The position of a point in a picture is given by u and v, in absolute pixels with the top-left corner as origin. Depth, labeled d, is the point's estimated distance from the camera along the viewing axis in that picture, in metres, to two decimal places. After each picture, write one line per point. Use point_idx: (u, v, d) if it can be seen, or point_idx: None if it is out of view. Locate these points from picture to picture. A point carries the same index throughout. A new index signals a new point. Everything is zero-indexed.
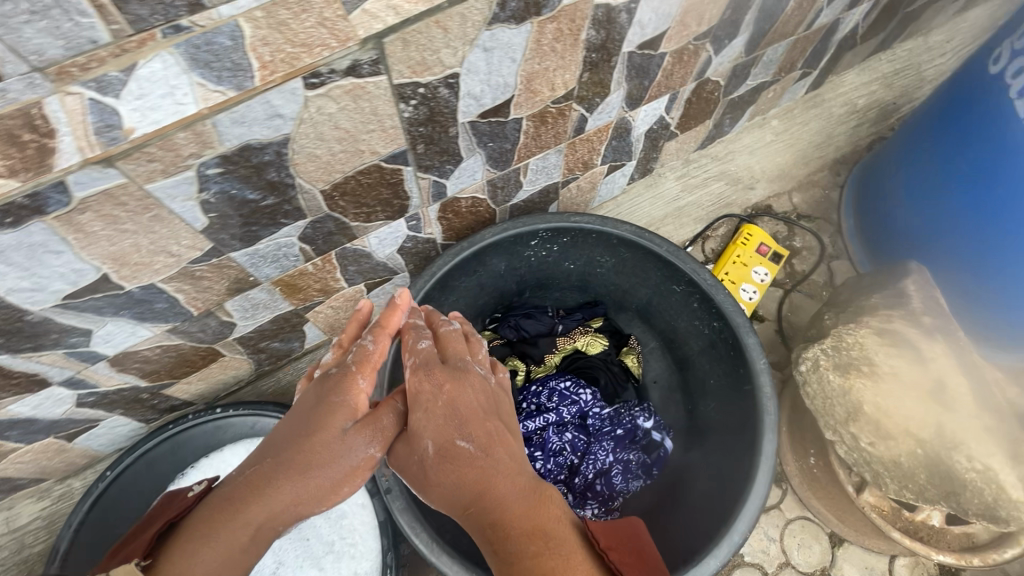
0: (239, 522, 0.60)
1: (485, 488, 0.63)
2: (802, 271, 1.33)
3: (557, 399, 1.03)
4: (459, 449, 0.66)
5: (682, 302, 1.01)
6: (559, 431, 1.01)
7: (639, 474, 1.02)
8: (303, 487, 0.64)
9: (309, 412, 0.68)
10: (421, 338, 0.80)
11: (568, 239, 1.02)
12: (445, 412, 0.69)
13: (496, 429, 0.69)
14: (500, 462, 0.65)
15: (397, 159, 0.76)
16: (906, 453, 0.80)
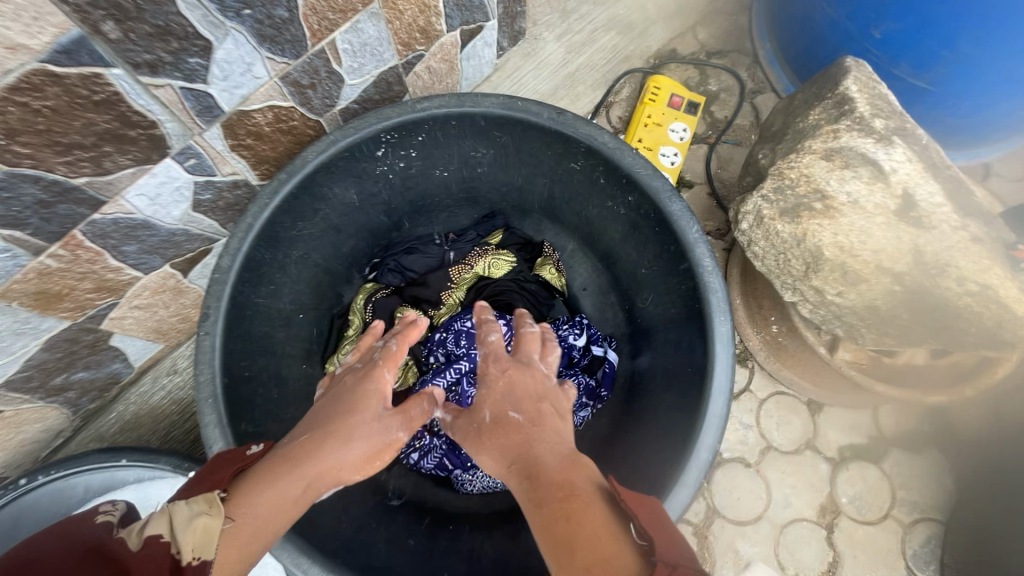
0: (293, 478, 0.51)
1: (529, 458, 0.49)
2: (725, 117, 1.13)
3: (466, 342, 0.83)
4: (508, 418, 0.55)
5: (587, 184, 0.79)
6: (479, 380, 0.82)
7: (583, 404, 0.85)
8: (349, 455, 0.54)
9: (355, 390, 0.60)
10: (492, 324, 0.74)
11: (425, 136, 0.76)
12: (502, 388, 0.60)
13: (552, 406, 0.57)
14: (556, 431, 0.53)
15: (78, 57, 0.48)
16: (882, 293, 0.65)
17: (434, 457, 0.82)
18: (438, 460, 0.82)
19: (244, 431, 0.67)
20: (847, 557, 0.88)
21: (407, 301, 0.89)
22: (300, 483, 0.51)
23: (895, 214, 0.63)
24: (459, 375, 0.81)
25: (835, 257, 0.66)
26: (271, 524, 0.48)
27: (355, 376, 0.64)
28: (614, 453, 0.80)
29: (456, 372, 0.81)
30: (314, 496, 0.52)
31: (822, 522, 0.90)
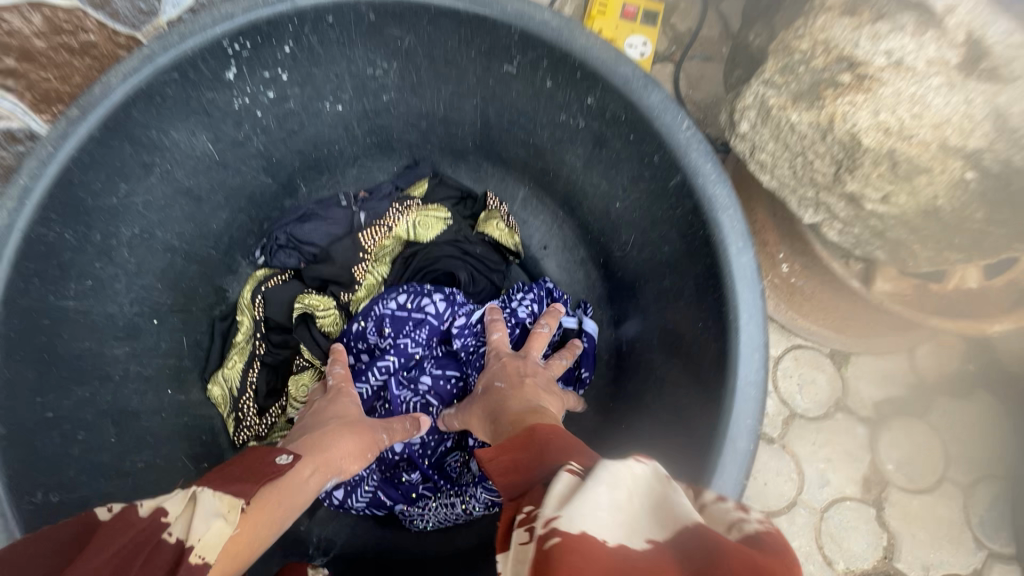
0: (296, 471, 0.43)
1: (495, 416, 0.46)
2: (688, 29, 0.94)
3: (391, 328, 0.62)
4: (494, 387, 0.51)
5: (528, 96, 0.58)
6: (412, 381, 0.62)
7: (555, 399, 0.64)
8: (341, 448, 0.48)
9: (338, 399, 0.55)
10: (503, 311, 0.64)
11: (296, 47, 0.54)
12: (494, 362, 0.55)
13: (541, 379, 0.52)
14: (538, 395, 0.48)
15: None
16: (947, 186, 0.47)
17: (368, 492, 0.60)
18: (373, 495, 0.60)
19: (46, 502, 0.44)
20: (904, 537, 0.71)
21: (311, 287, 0.66)
22: (314, 468, 0.44)
23: (958, 71, 0.45)
24: (387, 376, 0.61)
25: (880, 144, 0.48)
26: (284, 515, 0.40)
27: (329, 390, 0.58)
28: (608, 451, 0.60)
29: (381, 373, 0.61)
30: (319, 487, 0.45)
31: (867, 498, 0.72)
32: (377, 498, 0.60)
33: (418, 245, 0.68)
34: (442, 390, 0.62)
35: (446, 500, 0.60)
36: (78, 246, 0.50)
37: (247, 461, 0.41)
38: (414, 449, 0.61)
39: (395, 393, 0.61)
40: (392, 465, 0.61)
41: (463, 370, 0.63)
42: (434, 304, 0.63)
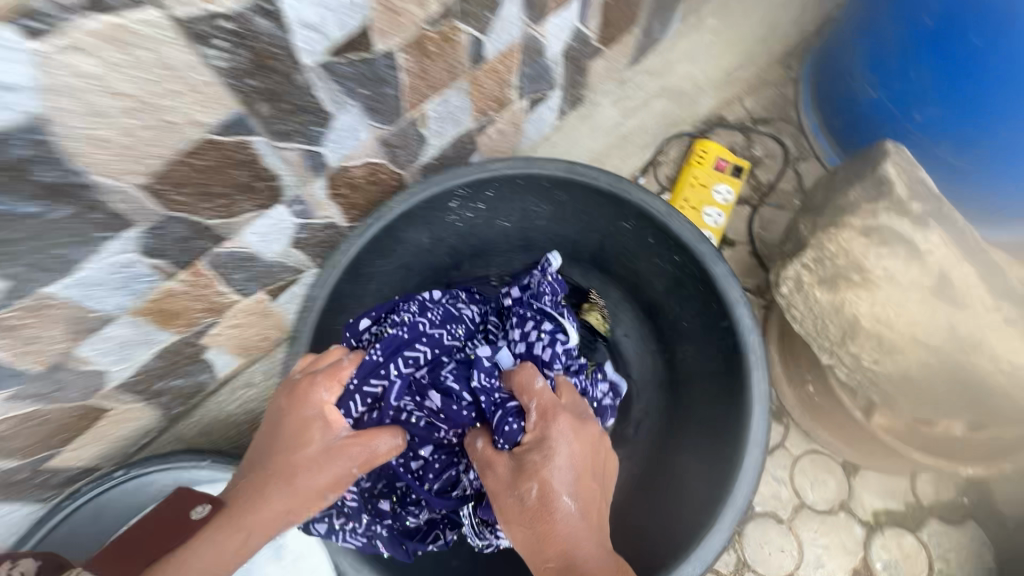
0: (234, 534, 0.63)
1: (568, 544, 0.62)
2: (768, 181, 1.21)
3: (435, 321, 0.84)
4: (561, 502, 0.64)
5: (636, 241, 0.88)
6: (421, 392, 0.80)
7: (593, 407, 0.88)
8: (291, 500, 0.65)
9: (292, 420, 0.68)
10: (535, 376, 0.76)
11: (494, 191, 0.87)
12: (561, 465, 0.66)
13: (594, 489, 0.67)
14: (594, 525, 0.64)
15: (237, 129, 0.59)
16: (917, 364, 0.72)
17: (358, 534, 0.81)
18: (369, 538, 0.82)
19: None
20: None
21: None
22: (246, 535, 0.64)
23: (933, 292, 0.71)
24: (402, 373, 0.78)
25: (872, 327, 0.73)
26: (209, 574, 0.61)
27: (293, 398, 0.69)
28: (654, 492, 0.86)
29: (402, 373, 0.78)
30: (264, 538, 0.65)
31: None
32: (372, 540, 0.82)
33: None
34: (450, 408, 0.80)
35: (468, 519, 0.85)
36: (350, 293, 0.84)
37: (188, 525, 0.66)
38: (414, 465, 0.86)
39: (397, 394, 0.77)
40: (384, 512, 0.85)
41: (491, 387, 0.79)
42: (464, 316, 0.90)
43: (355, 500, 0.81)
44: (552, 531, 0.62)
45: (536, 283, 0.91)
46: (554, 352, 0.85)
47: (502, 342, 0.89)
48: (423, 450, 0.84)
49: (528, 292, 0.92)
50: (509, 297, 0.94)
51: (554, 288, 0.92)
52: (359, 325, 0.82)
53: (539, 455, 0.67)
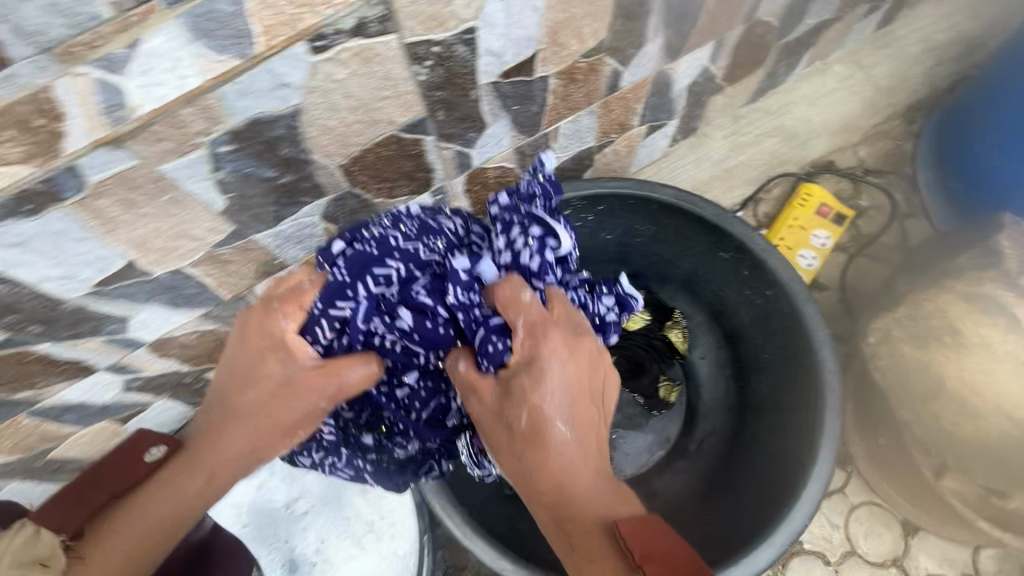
0: (200, 471, 0.70)
1: (563, 468, 0.65)
2: (870, 233, 1.21)
3: (415, 234, 0.76)
4: (555, 428, 0.66)
5: (730, 271, 0.96)
6: (392, 310, 0.73)
7: (594, 323, 0.85)
8: (254, 433, 0.69)
9: (244, 353, 0.67)
10: (522, 288, 0.72)
11: (605, 207, 0.96)
12: (552, 390, 0.66)
13: (591, 414, 0.69)
14: (582, 454, 0.67)
15: (416, 129, 0.72)
16: (998, 434, 0.77)
17: (346, 465, 0.89)
18: (359, 469, 0.90)
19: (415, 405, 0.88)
20: None
21: None
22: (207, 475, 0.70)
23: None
24: (373, 289, 0.72)
25: (958, 391, 0.78)
26: (176, 510, 0.69)
27: (250, 326, 0.68)
28: (712, 504, 0.96)
29: (370, 294, 0.72)
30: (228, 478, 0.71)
31: None
32: (361, 471, 0.90)
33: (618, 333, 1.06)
34: (424, 327, 0.74)
35: (464, 450, 0.83)
36: None
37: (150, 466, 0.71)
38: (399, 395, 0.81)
39: (365, 316, 0.71)
40: (369, 444, 0.87)
41: (469, 304, 0.73)
42: (445, 228, 0.79)
43: (332, 435, 0.86)
44: (547, 459, 0.65)
45: (526, 190, 0.78)
46: (543, 261, 0.76)
47: (484, 250, 0.78)
48: (409, 377, 0.78)
49: (518, 195, 0.78)
50: (495, 205, 0.78)
51: (546, 190, 0.78)
52: (332, 247, 0.72)
53: (529, 381, 0.67)
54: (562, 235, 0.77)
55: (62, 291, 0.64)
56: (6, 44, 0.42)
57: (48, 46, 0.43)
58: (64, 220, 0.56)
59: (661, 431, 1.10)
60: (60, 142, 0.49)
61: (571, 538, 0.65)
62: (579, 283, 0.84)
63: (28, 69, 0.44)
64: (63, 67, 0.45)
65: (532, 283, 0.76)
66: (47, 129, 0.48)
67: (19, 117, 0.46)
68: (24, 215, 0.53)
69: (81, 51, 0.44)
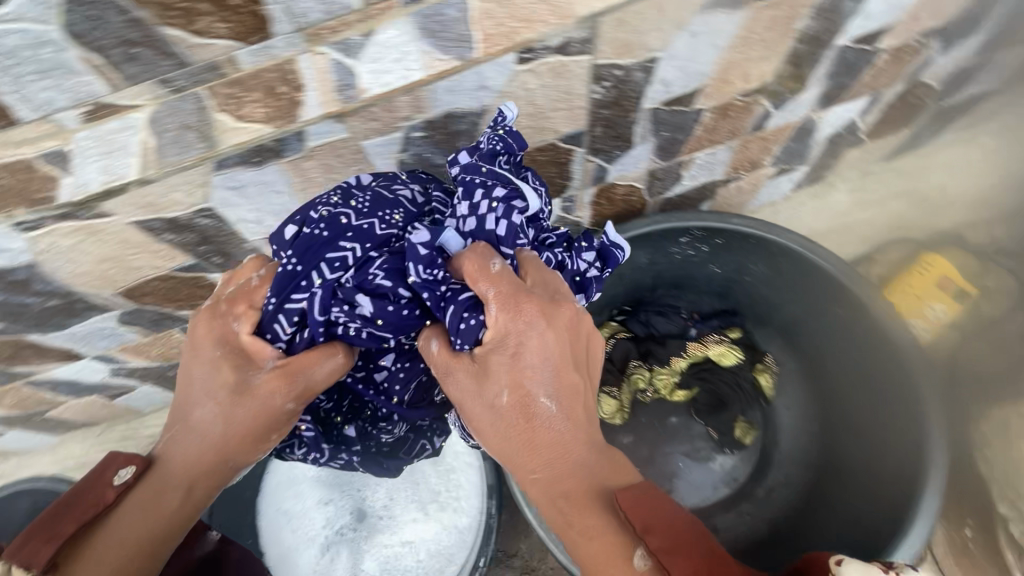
0: (173, 495, 0.61)
1: (552, 442, 0.61)
2: (989, 314, 1.10)
3: (366, 206, 0.64)
4: (540, 404, 0.60)
5: (841, 328, 0.96)
6: (349, 298, 0.62)
7: (574, 282, 0.73)
8: (221, 440, 0.62)
9: (202, 361, 0.62)
10: (488, 255, 0.61)
11: (723, 240, 0.98)
12: (536, 363, 0.60)
13: (578, 384, 0.63)
14: (571, 429, 0.61)
15: (572, 140, 0.77)
16: None
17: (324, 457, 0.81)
18: (346, 461, 0.85)
19: None
20: None
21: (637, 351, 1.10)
22: (179, 498, 0.61)
23: None
24: (326, 274, 0.61)
25: None
26: (147, 542, 0.58)
27: (205, 330, 0.63)
28: (786, 554, 0.99)
29: (326, 280, 0.61)
30: (203, 495, 0.63)
31: None
32: (351, 463, 0.85)
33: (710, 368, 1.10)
34: (387, 312, 0.63)
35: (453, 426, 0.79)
36: None
37: (92, 490, 0.59)
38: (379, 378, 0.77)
39: (322, 306, 0.61)
40: (354, 433, 0.83)
41: (435, 281, 0.62)
42: (402, 197, 0.66)
43: (311, 431, 0.78)
44: (534, 436, 0.61)
45: (487, 149, 0.64)
46: (511, 225, 0.63)
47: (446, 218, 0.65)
48: (385, 361, 0.76)
49: (479, 153, 0.64)
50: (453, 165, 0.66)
51: (510, 145, 0.65)
52: (285, 233, 0.63)
53: (506, 356, 0.60)
54: (529, 195, 0.64)
55: (248, 233, 0.73)
56: (275, 23, 0.50)
57: (304, 27, 0.51)
58: (275, 174, 0.64)
59: (729, 471, 1.11)
60: (298, 109, 0.57)
61: (566, 517, 0.60)
62: (555, 240, 0.72)
63: (282, 44, 0.52)
64: (308, 45, 0.53)
65: (502, 251, 0.64)
66: (288, 96, 0.56)
67: (269, 83, 0.54)
68: (250, 165, 0.61)
69: (325, 35, 0.52)
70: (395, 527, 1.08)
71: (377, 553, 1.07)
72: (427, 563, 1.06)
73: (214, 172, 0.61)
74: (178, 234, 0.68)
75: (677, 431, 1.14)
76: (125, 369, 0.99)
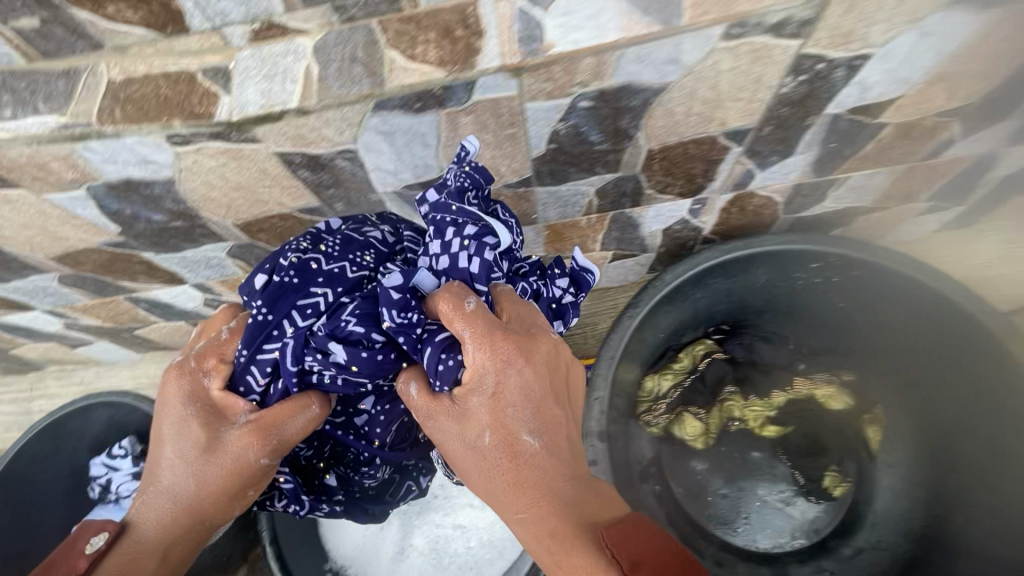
0: (150, 555, 0.62)
1: (537, 487, 0.57)
2: None
3: (335, 249, 0.67)
4: (523, 443, 0.58)
5: (979, 387, 0.82)
6: (322, 345, 0.63)
7: (551, 310, 0.73)
8: (192, 496, 0.62)
9: (167, 419, 0.62)
10: (466, 296, 0.60)
11: (858, 274, 0.88)
12: (519, 407, 0.58)
13: (561, 422, 0.61)
14: (555, 473, 0.58)
15: (735, 137, 0.70)
16: None
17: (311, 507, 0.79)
18: (330, 512, 0.81)
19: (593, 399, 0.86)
20: None
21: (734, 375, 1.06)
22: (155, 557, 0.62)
23: None
24: (301, 322, 0.63)
25: None
26: None
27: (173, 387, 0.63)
28: None
29: (298, 328, 0.63)
30: (184, 551, 0.64)
31: None
32: (333, 514, 0.82)
33: (806, 407, 1.05)
34: (361, 358, 0.63)
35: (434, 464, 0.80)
36: (685, 291, 0.95)
37: (65, 559, 0.60)
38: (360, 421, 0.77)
39: (295, 356, 0.63)
40: (337, 481, 0.82)
41: (410, 324, 0.62)
42: (372, 238, 0.69)
43: (291, 483, 0.74)
44: (518, 477, 0.58)
45: (454, 185, 0.62)
46: (484, 263, 0.62)
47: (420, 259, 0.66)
48: (364, 405, 0.76)
49: (447, 191, 0.63)
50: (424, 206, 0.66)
51: (477, 180, 0.63)
52: (255, 282, 0.65)
53: (485, 396, 0.58)
54: (500, 230, 0.63)
55: (379, 183, 0.69)
56: None
57: None
58: (429, 123, 0.59)
59: (809, 520, 1.04)
60: (475, 57, 0.52)
61: (552, 556, 0.54)
62: (529, 269, 0.74)
63: None
64: None
65: (476, 289, 0.63)
66: (466, 40, 0.52)
67: (447, 24, 0.51)
68: (409, 111, 0.57)
69: None
70: (449, 509, 1.06)
71: (426, 532, 1.04)
72: (477, 553, 1.02)
73: (369, 113, 0.56)
74: (313, 172, 0.65)
75: (759, 468, 1.08)
76: (217, 302, 1.00)
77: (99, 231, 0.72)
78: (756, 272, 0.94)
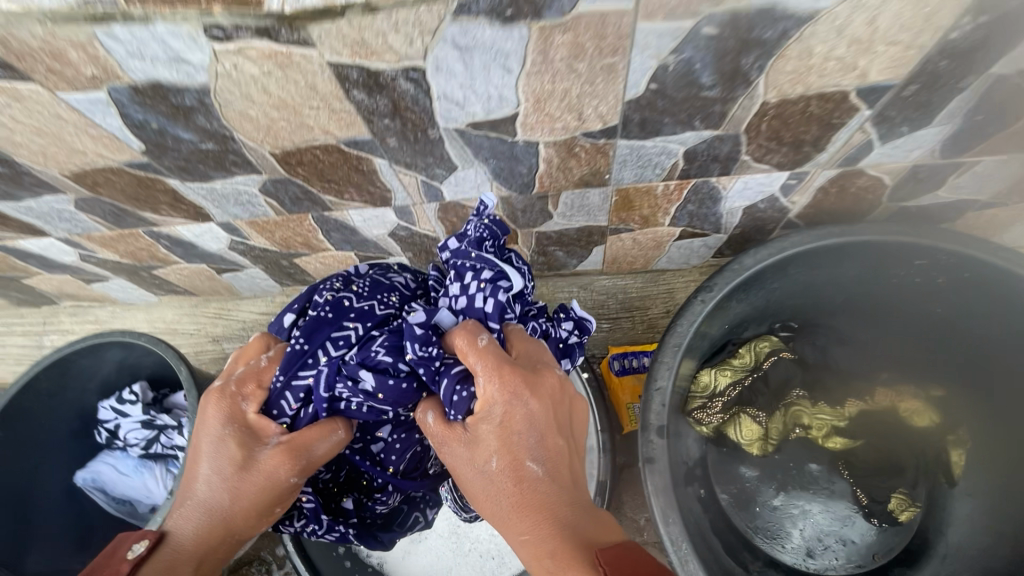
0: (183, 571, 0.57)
1: (539, 513, 0.54)
2: None
3: (365, 291, 0.75)
4: (527, 469, 0.56)
5: None
6: (352, 373, 0.66)
7: (559, 349, 0.76)
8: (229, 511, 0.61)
9: (206, 436, 0.63)
10: (479, 332, 0.63)
11: (970, 277, 0.75)
12: (524, 432, 0.57)
13: (566, 452, 0.59)
14: (563, 499, 0.55)
15: (870, 95, 0.58)
16: None
17: (324, 533, 0.76)
18: (342, 536, 0.78)
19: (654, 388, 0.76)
20: None
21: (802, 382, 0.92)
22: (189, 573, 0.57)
23: None
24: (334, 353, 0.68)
25: None
26: None
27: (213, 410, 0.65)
28: None
29: (331, 357, 0.68)
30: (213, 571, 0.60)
31: None
32: (346, 537, 0.78)
33: (880, 420, 0.94)
34: (387, 385, 0.66)
35: None
36: (765, 277, 0.83)
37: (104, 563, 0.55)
38: (375, 449, 0.77)
39: (327, 383, 0.67)
40: (350, 507, 0.79)
41: (429, 357, 0.65)
42: (397, 283, 0.78)
43: (311, 503, 0.73)
44: (519, 502, 0.55)
45: (474, 235, 0.71)
46: (498, 304, 0.67)
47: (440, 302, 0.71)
48: (381, 432, 0.76)
49: (467, 240, 0.71)
50: (444, 254, 0.73)
51: (494, 232, 0.71)
52: (285, 321, 0.74)
53: (494, 425, 0.58)
54: (512, 274, 0.68)
55: (442, 116, 0.59)
56: None
57: None
58: (518, 40, 0.49)
59: (870, 545, 0.94)
60: None
61: None
62: (537, 312, 0.77)
63: None
64: None
65: (489, 327, 0.66)
66: None
67: None
68: (496, 21, 0.46)
69: None
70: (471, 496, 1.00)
71: (446, 517, 1.00)
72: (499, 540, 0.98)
73: (448, 20, 0.46)
74: (370, 94, 0.55)
75: (817, 482, 0.97)
76: (243, 246, 0.92)
77: (122, 148, 0.63)
78: (849, 263, 0.82)
